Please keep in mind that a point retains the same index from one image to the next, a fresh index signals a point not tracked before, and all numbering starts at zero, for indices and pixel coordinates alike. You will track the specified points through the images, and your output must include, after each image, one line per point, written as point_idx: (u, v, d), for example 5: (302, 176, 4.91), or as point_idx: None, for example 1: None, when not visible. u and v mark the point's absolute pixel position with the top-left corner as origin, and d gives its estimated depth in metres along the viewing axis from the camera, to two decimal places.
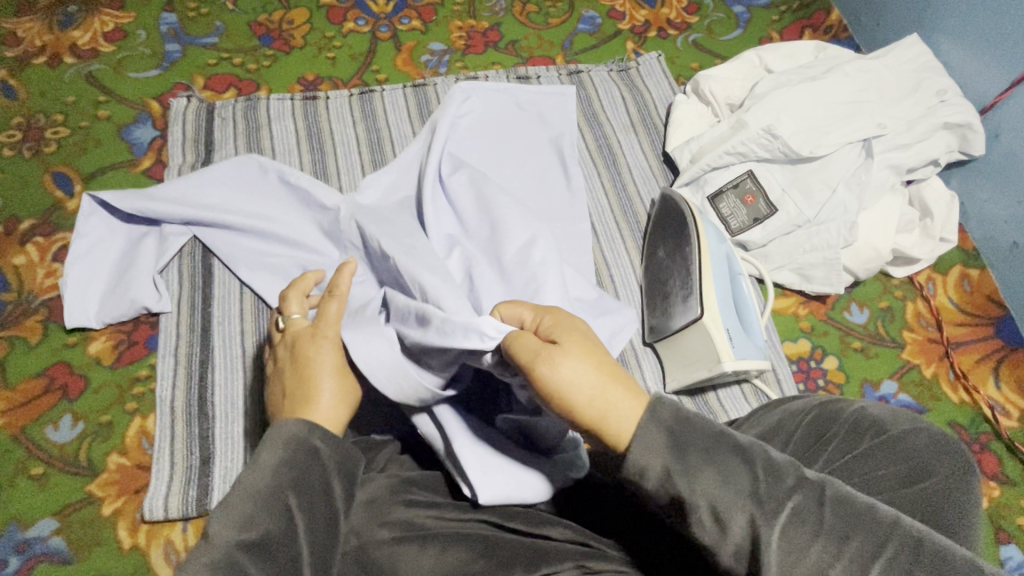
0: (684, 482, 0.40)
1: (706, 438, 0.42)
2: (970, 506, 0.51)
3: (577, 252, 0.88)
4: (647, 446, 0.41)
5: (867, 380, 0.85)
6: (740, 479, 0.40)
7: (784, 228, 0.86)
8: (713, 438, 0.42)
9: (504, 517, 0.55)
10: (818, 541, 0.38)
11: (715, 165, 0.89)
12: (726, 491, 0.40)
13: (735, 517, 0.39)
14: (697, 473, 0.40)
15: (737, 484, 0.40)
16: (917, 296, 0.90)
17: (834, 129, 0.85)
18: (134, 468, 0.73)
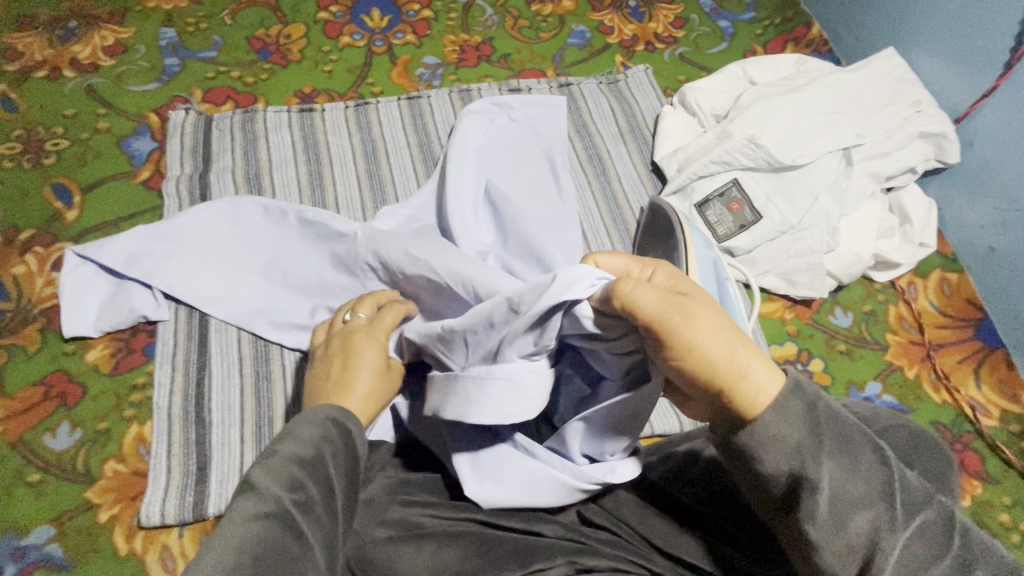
0: (821, 465, 0.40)
1: (852, 433, 0.42)
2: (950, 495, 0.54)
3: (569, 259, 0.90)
4: (788, 423, 0.41)
5: (853, 382, 0.87)
6: (856, 469, 0.41)
7: (769, 234, 0.89)
8: (854, 433, 0.42)
9: (498, 515, 0.56)
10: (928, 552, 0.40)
11: (701, 174, 0.92)
12: (844, 482, 0.41)
13: (850, 505, 0.41)
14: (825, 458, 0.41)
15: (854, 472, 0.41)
16: (899, 300, 0.93)
17: (815, 139, 0.87)
18: (131, 475, 0.73)
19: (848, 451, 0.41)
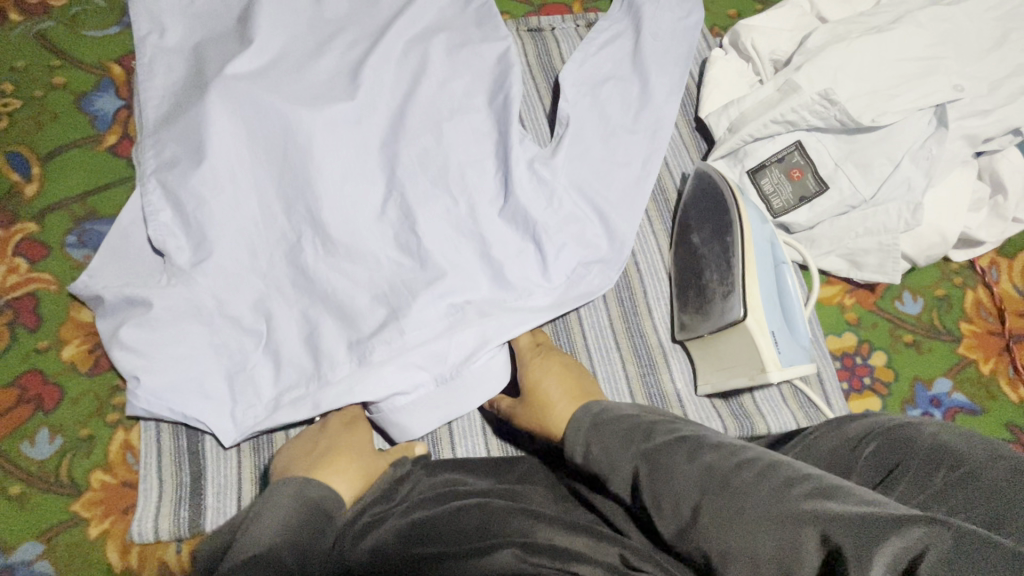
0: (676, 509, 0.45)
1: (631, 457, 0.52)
2: None
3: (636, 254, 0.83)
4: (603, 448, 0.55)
5: (919, 378, 0.77)
6: (708, 498, 0.44)
7: (835, 209, 0.76)
8: (695, 483, 0.45)
9: (530, 553, 0.48)
10: (693, 493, 0.45)
11: (758, 136, 0.77)
12: (658, 479, 0.48)
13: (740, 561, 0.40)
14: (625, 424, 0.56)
15: (737, 522, 0.41)
16: (978, 284, 0.81)
17: (901, 92, 0.73)
18: (120, 486, 0.68)
19: (687, 479, 0.46)
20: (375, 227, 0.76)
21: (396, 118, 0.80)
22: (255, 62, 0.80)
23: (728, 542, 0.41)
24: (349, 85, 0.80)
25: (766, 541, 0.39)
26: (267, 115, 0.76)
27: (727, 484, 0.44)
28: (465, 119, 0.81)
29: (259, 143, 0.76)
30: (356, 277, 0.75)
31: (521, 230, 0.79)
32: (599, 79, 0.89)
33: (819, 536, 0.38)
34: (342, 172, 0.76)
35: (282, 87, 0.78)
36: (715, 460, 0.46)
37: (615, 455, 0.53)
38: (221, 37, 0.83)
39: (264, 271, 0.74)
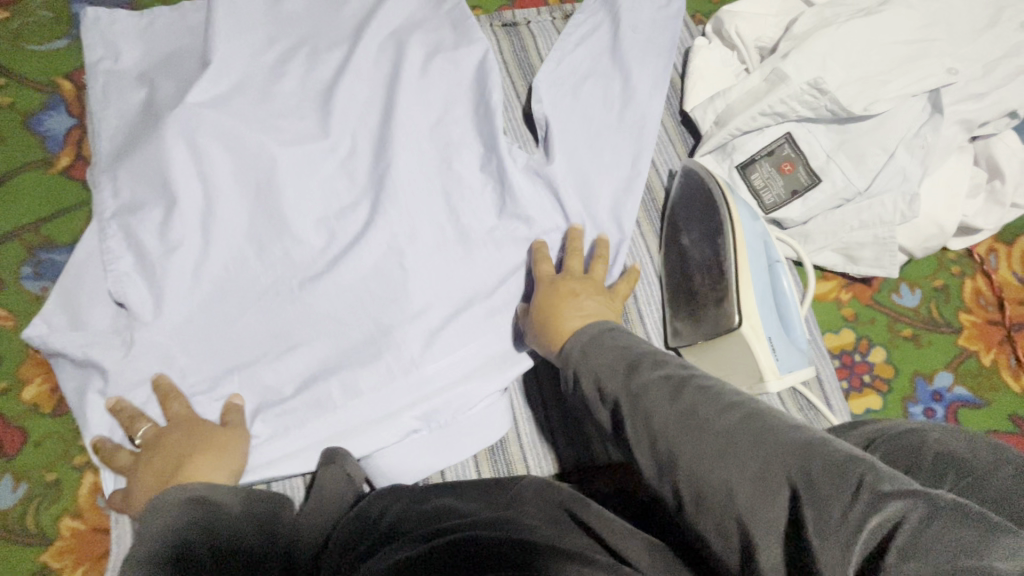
0: (650, 426, 0.45)
1: (635, 359, 0.50)
2: None
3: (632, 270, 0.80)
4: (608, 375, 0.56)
5: (919, 373, 0.75)
6: (716, 459, 0.39)
7: (828, 203, 0.73)
8: (692, 409, 0.43)
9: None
10: (690, 413, 0.43)
11: (746, 129, 0.74)
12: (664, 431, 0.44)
13: (715, 487, 0.38)
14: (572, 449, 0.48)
15: (722, 463, 0.39)
16: (976, 272, 0.79)
17: (893, 78, 0.69)
18: (92, 531, 0.65)
19: (699, 440, 0.41)
20: (353, 247, 0.75)
21: (374, 143, 0.80)
22: (220, 83, 0.78)
23: (692, 479, 0.40)
24: (319, 110, 0.80)
25: (748, 468, 0.38)
26: (242, 141, 0.76)
27: (724, 415, 0.41)
28: (438, 139, 0.81)
29: (231, 173, 0.75)
30: (334, 299, 0.74)
31: (506, 244, 0.77)
32: (576, 77, 0.85)
33: (807, 478, 0.35)
34: (318, 199, 0.77)
35: (251, 114, 0.77)
36: (744, 426, 0.40)
37: (610, 382, 0.50)
38: (182, 64, 0.82)
39: (238, 301, 0.73)
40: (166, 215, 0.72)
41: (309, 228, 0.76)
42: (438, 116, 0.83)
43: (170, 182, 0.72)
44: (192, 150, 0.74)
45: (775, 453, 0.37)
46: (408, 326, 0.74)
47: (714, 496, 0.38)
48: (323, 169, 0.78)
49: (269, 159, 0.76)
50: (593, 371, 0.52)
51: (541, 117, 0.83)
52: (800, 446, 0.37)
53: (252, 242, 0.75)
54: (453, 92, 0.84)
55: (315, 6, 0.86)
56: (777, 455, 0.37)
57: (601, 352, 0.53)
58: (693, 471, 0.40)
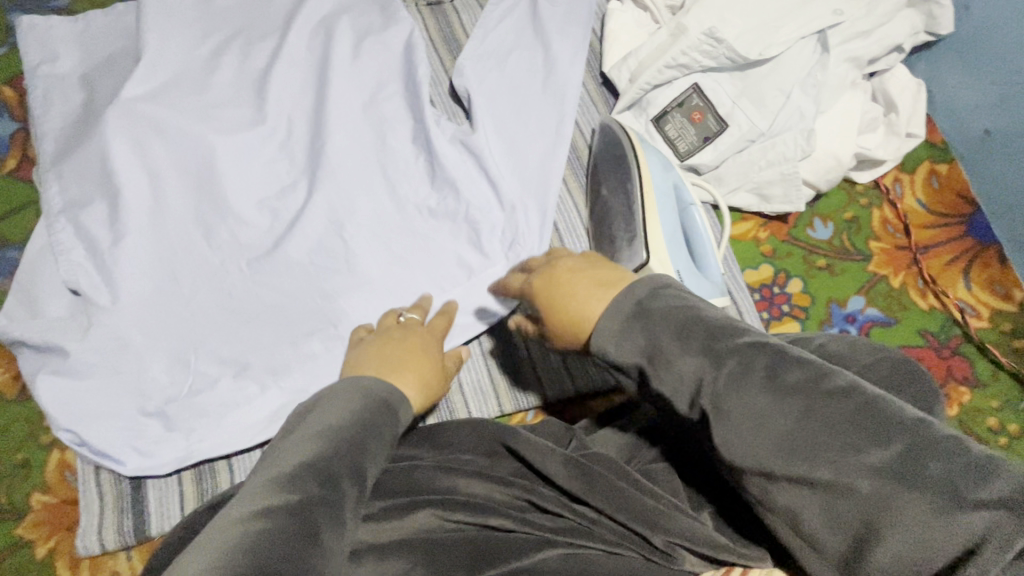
0: (726, 413, 0.38)
1: (695, 328, 0.41)
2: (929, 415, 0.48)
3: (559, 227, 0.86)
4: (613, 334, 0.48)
5: (834, 299, 0.80)
6: (824, 463, 0.34)
7: (736, 145, 0.78)
8: (774, 387, 0.37)
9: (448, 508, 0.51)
10: (778, 393, 0.37)
11: (655, 82, 0.78)
12: (743, 432, 0.37)
13: (816, 482, 0.34)
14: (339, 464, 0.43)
15: (825, 453, 0.34)
16: (883, 203, 0.84)
17: (785, 23, 0.74)
18: (63, 504, 0.69)
19: (803, 434, 0.35)
20: (294, 223, 0.79)
21: (309, 124, 0.84)
22: (155, 77, 0.81)
23: (788, 471, 0.35)
24: (254, 97, 0.84)
25: (857, 460, 0.33)
26: (179, 128, 0.79)
27: (817, 395, 0.36)
28: (372, 114, 0.85)
29: (169, 159, 0.78)
30: (280, 272, 0.77)
31: (441, 210, 0.81)
32: (500, 47, 0.89)
33: (927, 473, 0.32)
34: (259, 179, 0.80)
35: (187, 104, 0.80)
36: (860, 413, 0.35)
37: (665, 348, 0.41)
38: (120, 64, 0.85)
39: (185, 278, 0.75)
40: (109, 206, 0.75)
41: (252, 206, 0.79)
42: (370, 94, 0.86)
43: (110, 173, 0.75)
44: (132, 139, 0.77)
45: (885, 441, 0.33)
46: (351, 293, 0.77)
47: (812, 491, 0.34)
48: (263, 151, 0.81)
49: (207, 144, 0.79)
50: (670, 360, 0.41)
51: (469, 86, 0.86)
52: (905, 428, 0.34)
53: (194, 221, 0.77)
54: (384, 70, 0.88)
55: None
56: (889, 442, 0.33)
57: (686, 344, 0.41)
58: (787, 465, 0.35)
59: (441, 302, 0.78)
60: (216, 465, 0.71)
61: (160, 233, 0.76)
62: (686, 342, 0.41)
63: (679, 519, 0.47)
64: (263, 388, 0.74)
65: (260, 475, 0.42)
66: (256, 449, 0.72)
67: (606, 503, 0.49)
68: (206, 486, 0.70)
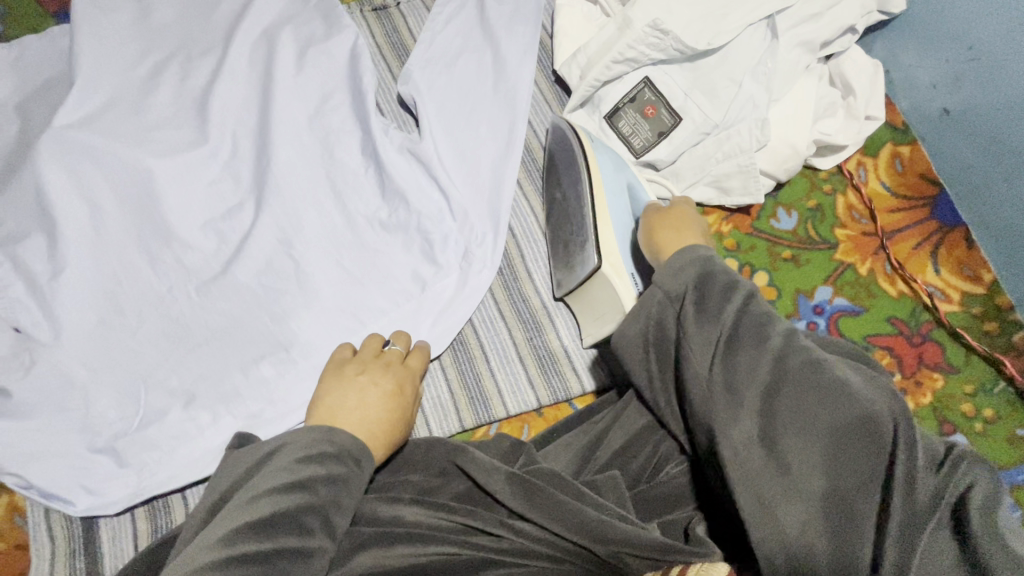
0: (734, 379, 0.48)
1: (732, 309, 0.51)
2: None
3: (518, 232, 0.84)
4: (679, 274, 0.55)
5: (801, 291, 0.78)
6: (822, 419, 0.45)
7: (691, 139, 0.75)
8: (775, 364, 0.48)
9: (393, 541, 0.51)
10: (783, 372, 0.47)
11: (605, 79, 0.76)
12: (749, 396, 0.47)
13: (788, 436, 0.45)
14: (273, 536, 0.45)
15: (802, 419, 0.45)
16: (847, 188, 0.82)
17: (732, 10, 0.72)
18: (14, 550, 0.68)
19: (807, 396, 0.46)
20: (241, 245, 0.77)
21: (254, 140, 0.81)
22: (89, 103, 0.78)
23: (774, 428, 0.46)
24: (195, 117, 0.81)
25: (823, 422, 0.45)
26: (116, 155, 0.76)
27: (809, 376, 0.47)
28: (317, 128, 0.82)
29: (106, 187, 0.75)
30: (227, 296, 0.75)
31: (393, 224, 0.80)
32: (448, 50, 0.86)
33: (868, 439, 0.44)
34: (203, 202, 0.78)
35: (124, 129, 0.78)
36: (852, 392, 0.46)
37: (692, 323, 0.52)
38: (56, 91, 0.83)
39: (129, 310, 0.73)
40: (44, 239, 0.73)
41: (196, 231, 0.77)
42: (315, 106, 0.83)
43: (45, 206, 0.73)
44: (64, 170, 0.74)
45: (849, 414, 0.44)
46: (301, 315, 0.76)
47: (784, 444, 0.45)
48: (206, 172, 0.79)
49: (146, 170, 0.76)
50: (718, 318, 0.51)
51: (417, 93, 0.84)
52: (868, 407, 0.45)
53: (136, 250, 0.75)
54: (329, 81, 0.85)
55: (183, 14, 0.86)
56: (851, 416, 0.44)
57: (735, 302, 0.52)
58: (773, 423, 0.46)
59: (396, 318, 0.77)
60: (169, 501, 0.71)
61: (100, 265, 0.73)
62: (736, 305, 0.52)
63: (620, 528, 0.49)
64: (214, 417, 0.72)
65: (204, 533, 0.46)
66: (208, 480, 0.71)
67: (547, 519, 0.51)
68: (160, 521, 0.70)
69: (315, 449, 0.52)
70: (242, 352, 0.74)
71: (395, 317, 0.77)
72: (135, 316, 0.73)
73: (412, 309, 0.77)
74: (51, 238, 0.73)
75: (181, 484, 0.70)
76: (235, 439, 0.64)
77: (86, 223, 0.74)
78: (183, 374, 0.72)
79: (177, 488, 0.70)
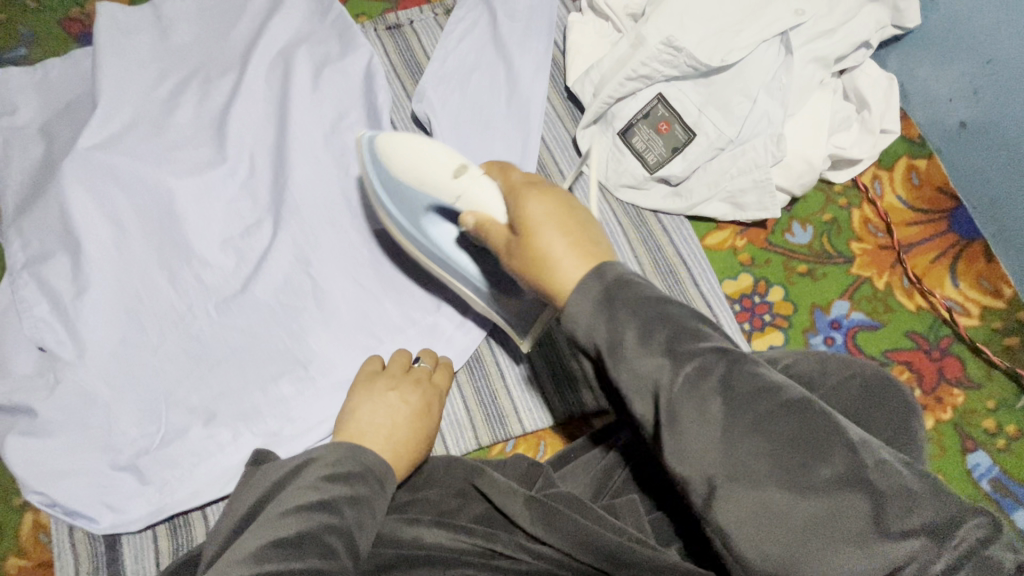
0: (687, 450, 0.37)
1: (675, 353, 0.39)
2: (912, 436, 0.48)
3: None
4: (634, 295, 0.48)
5: (817, 305, 0.78)
6: (802, 505, 0.35)
7: (706, 154, 0.75)
8: (739, 428, 0.37)
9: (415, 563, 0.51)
10: (751, 441, 0.36)
11: (618, 96, 0.76)
12: (708, 474, 0.37)
13: (757, 522, 0.36)
14: (298, 555, 0.44)
15: (776, 503, 0.35)
16: (863, 202, 0.81)
17: (745, 27, 0.72)
18: (39, 567, 0.69)
19: (781, 475, 0.36)
20: (259, 264, 0.78)
21: (269, 159, 0.82)
22: (110, 125, 0.80)
23: (738, 513, 0.36)
24: (213, 137, 0.82)
25: (805, 507, 0.35)
26: (136, 176, 0.78)
27: (787, 446, 0.36)
28: (332, 146, 0.83)
29: (127, 208, 0.77)
30: (245, 315, 0.76)
31: None
32: (461, 67, 0.87)
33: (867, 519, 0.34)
34: (221, 221, 0.79)
35: (144, 150, 0.79)
36: (806, 417, 0.37)
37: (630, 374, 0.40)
38: (79, 112, 0.85)
39: (150, 329, 0.74)
40: (68, 259, 0.74)
41: (215, 250, 0.78)
42: (330, 125, 0.85)
43: (69, 227, 0.74)
44: (87, 192, 0.75)
45: (838, 491, 0.35)
46: (317, 333, 0.76)
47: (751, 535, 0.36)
48: (223, 191, 0.80)
49: (166, 191, 0.78)
50: (644, 374, 0.39)
51: (430, 111, 0.84)
52: (860, 476, 0.35)
53: (156, 270, 0.76)
54: (345, 99, 0.86)
55: (201, 35, 0.87)
56: (843, 496, 0.35)
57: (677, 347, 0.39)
58: (737, 508, 0.36)
59: (412, 335, 0.77)
60: (190, 517, 0.71)
61: (121, 285, 0.74)
62: (660, 347, 0.39)
63: (641, 550, 0.49)
64: (234, 435, 0.73)
65: (233, 549, 0.46)
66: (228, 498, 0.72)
67: (570, 543, 0.50)
68: (182, 538, 0.70)
69: (340, 469, 0.53)
70: (261, 370, 0.74)
71: (411, 334, 0.77)
72: (155, 335, 0.74)
73: (428, 326, 0.78)
74: (74, 259, 0.74)
75: (201, 501, 0.70)
76: (252, 457, 0.64)
77: (108, 243, 0.75)
78: (203, 392, 0.73)
79: (198, 506, 0.71)
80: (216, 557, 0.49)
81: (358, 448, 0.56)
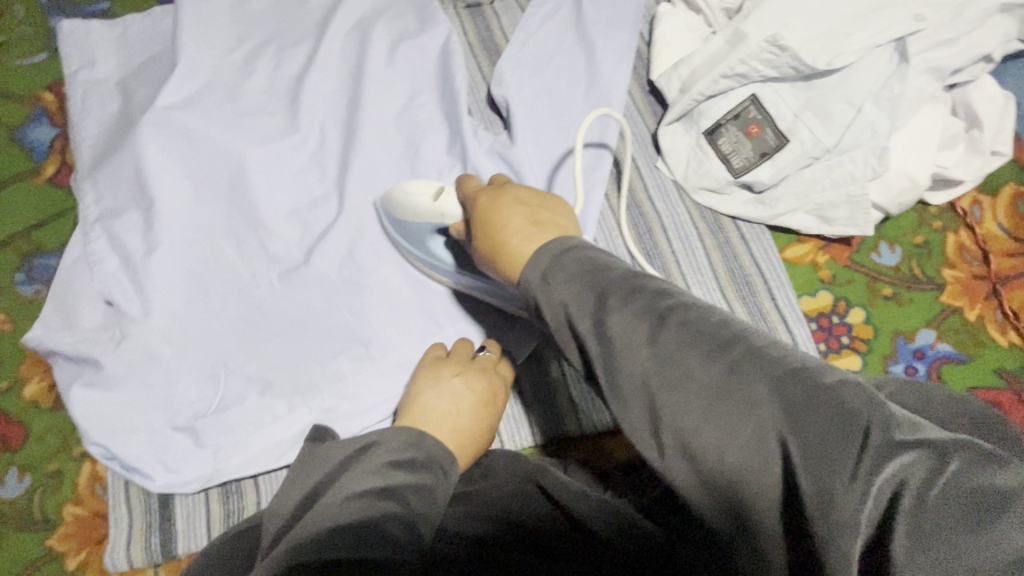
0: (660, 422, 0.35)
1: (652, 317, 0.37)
2: None
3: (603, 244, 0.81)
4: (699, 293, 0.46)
5: (900, 332, 0.74)
6: (780, 476, 0.31)
7: (798, 162, 0.71)
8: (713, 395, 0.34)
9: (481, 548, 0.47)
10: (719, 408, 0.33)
11: (709, 93, 0.72)
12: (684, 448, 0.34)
13: (736, 498, 0.33)
14: (356, 541, 0.41)
15: (751, 474, 0.32)
16: (959, 226, 0.77)
17: (857, 30, 0.68)
18: (93, 518, 0.70)
19: (755, 445, 0.32)
20: (325, 237, 0.77)
21: (341, 132, 0.81)
22: (188, 85, 0.79)
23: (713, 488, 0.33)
24: (287, 105, 0.81)
25: (784, 481, 0.31)
26: (211, 139, 0.77)
27: (759, 413, 0.32)
28: (404, 124, 0.82)
29: (200, 170, 0.76)
30: (308, 288, 0.75)
31: None
32: (542, 54, 0.84)
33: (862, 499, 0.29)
34: (290, 191, 0.78)
35: (220, 113, 0.79)
36: (779, 400, 0.32)
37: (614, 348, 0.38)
38: (156, 71, 0.85)
39: (214, 293, 0.74)
40: (139, 216, 0.74)
41: (283, 219, 0.77)
42: (404, 102, 0.83)
43: (143, 184, 0.74)
44: (163, 150, 0.75)
45: (824, 465, 0.30)
46: (379, 312, 0.75)
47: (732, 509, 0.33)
48: (294, 161, 0.79)
49: (238, 156, 0.77)
50: (617, 363, 0.37)
51: (508, 95, 0.82)
52: (854, 447, 0.30)
53: (224, 235, 0.76)
54: (420, 76, 0.84)
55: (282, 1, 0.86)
56: (830, 470, 0.30)
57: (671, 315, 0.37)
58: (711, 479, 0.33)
59: (473, 323, 0.76)
60: (241, 484, 0.71)
61: (190, 246, 0.74)
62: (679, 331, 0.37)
63: None
64: (290, 407, 0.72)
65: (296, 533, 0.45)
66: (280, 469, 0.71)
67: None
68: (232, 504, 0.70)
69: (404, 455, 0.52)
70: (320, 345, 0.74)
71: (472, 322, 0.76)
72: (219, 299, 0.74)
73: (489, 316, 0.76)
74: (146, 216, 0.74)
75: (253, 470, 0.70)
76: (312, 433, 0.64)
77: (180, 203, 0.75)
78: (262, 361, 0.73)
79: (250, 475, 0.71)
80: (277, 540, 0.48)
81: (422, 436, 0.55)
